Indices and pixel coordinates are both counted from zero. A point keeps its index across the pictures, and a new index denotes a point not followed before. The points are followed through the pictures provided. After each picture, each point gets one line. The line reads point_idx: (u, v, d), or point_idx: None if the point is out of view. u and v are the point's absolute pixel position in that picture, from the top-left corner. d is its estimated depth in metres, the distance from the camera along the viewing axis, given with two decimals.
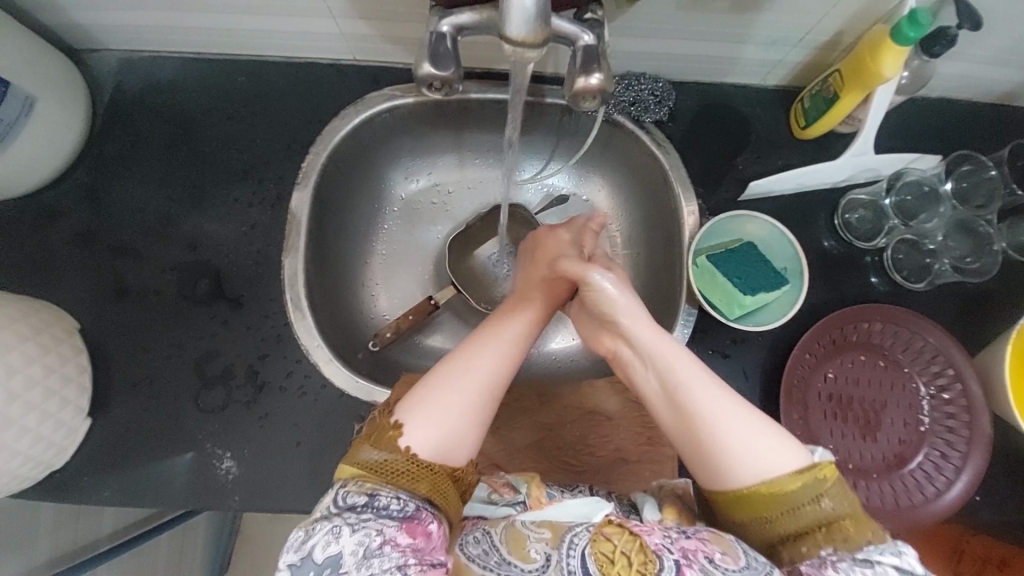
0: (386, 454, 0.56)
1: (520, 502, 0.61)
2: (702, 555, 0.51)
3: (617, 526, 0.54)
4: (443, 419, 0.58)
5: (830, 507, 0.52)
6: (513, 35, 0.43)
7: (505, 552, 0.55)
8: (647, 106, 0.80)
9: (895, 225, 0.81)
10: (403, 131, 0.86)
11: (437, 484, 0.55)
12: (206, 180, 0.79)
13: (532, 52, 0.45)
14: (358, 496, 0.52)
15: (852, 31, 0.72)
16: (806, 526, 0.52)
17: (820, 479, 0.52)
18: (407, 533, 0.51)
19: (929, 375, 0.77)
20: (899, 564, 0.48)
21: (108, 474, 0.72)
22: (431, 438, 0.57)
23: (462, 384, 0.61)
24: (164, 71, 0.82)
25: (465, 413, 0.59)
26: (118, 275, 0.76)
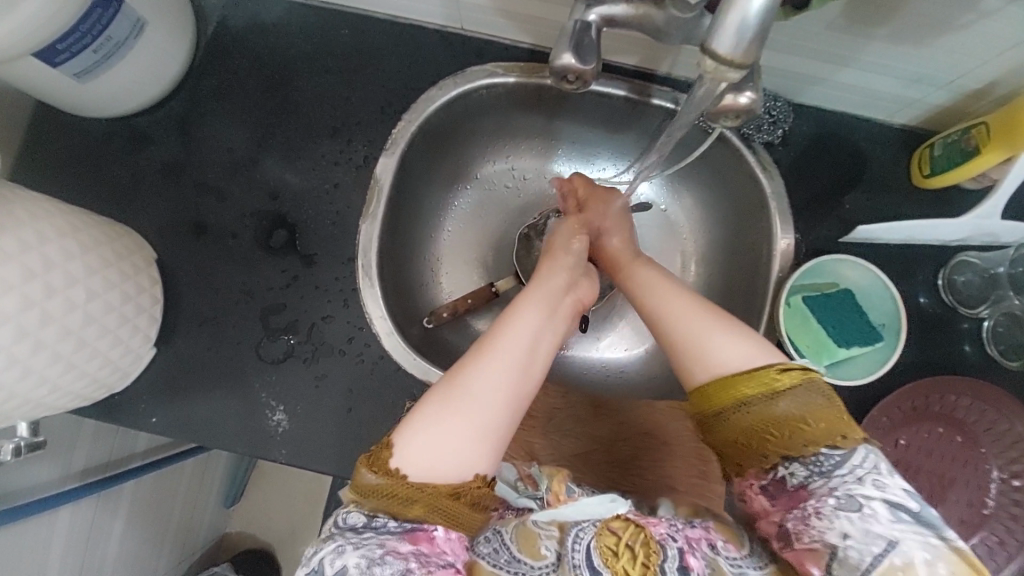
0: (383, 478, 0.53)
1: (540, 497, 0.59)
2: (705, 543, 0.51)
3: (624, 521, 0.52)
4: (440, 444, 0.54)
5: (789, 408, 0.53)
6: (723, 51, 0.41)
7: (514, 549, 0.52)
8: (761, 126, 0.77)
9: (1005, 296, 0.75)
10: (497, 110, 0.83)
11: (433, 502, 0.53)
12: (295, 131, 0.78)
13: (736, 72, 0.43)
14: (357, 516, 0.52)
15: (1010, 82, 0.65)
16: (762, 423, 0.54)
17: (777, 377, 0.54)
18: (410, 541, 0.51)
19: (1004, 458, 0.71)
20: (884, 497, 0.47)
21: (163, 405, 0.73)
22: (425, 462, 0.54)
23: (462, 405, 0.56)
24: (270, 13, 0.81)
25: (465, 439, 0.55)
26: (197, 212, 0.76)
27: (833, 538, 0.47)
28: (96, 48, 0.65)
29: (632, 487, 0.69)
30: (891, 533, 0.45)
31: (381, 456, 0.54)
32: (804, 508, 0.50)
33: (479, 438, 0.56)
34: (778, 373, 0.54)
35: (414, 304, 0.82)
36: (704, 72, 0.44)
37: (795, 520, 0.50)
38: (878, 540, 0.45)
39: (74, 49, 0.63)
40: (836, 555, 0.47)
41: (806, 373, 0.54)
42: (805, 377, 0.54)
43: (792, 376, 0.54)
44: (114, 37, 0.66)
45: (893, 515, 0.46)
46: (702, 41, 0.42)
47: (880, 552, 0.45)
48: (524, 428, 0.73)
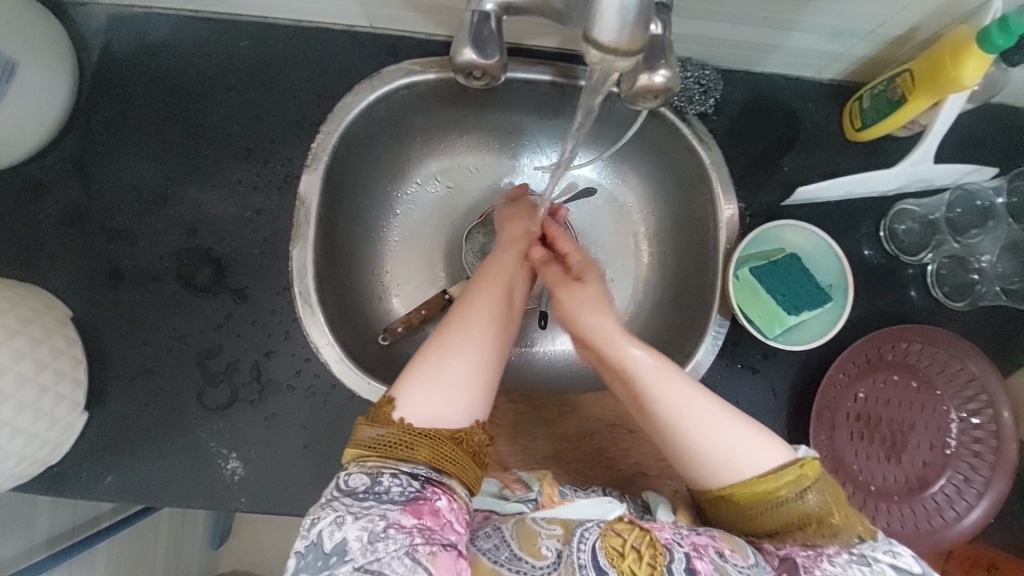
0: (384, 430, 0.50)
1: (531, 499, 0.59)
2: (713, 550, 0.50)
3: (628, 522, 0.51)
4: (443, 389, 0.53)
5: (817, 502, 0.51)
6: (608, 39, 0.38)
7: (516, 546, 0.51)
8: (692, 96, 0.75)
9: (944, 241, 0.76)
10: (421, 110, 0.78)
11: (438, 449, 0.50)
12: (206, 158, 0.73)
13: (626, 60, 0.40)
14: (360, 479, 0.48)
15: (928, 26, 0.64)
16: (789, 517, 0.51)
17: (802, 477, 0.51)
18: (412, 514, 0.47)
19: (960, 398, 0.73)
20: (895, 562, 0.48)
21: (108, 470, 0.69)
22: (431, 408, 0.52)
23: (463, 345, 0.55)
24: (159, 32, 0.74)
25: (470, 373, 0.54)
26: (111, 258, 0.71)
27: None
28: None
29: (607, 479, 0.71)
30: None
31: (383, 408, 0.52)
32: (818, 551, 0.50)
33: (481, 378, 0.55)
34: (793, 478, 0.51)
35: (364, 324, 0.79)
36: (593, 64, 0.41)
37: (808, 558, 0.49)
38: None
39: None
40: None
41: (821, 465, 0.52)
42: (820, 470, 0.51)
43: (814, 470, 0.51)
44: None
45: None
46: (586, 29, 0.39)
47: None
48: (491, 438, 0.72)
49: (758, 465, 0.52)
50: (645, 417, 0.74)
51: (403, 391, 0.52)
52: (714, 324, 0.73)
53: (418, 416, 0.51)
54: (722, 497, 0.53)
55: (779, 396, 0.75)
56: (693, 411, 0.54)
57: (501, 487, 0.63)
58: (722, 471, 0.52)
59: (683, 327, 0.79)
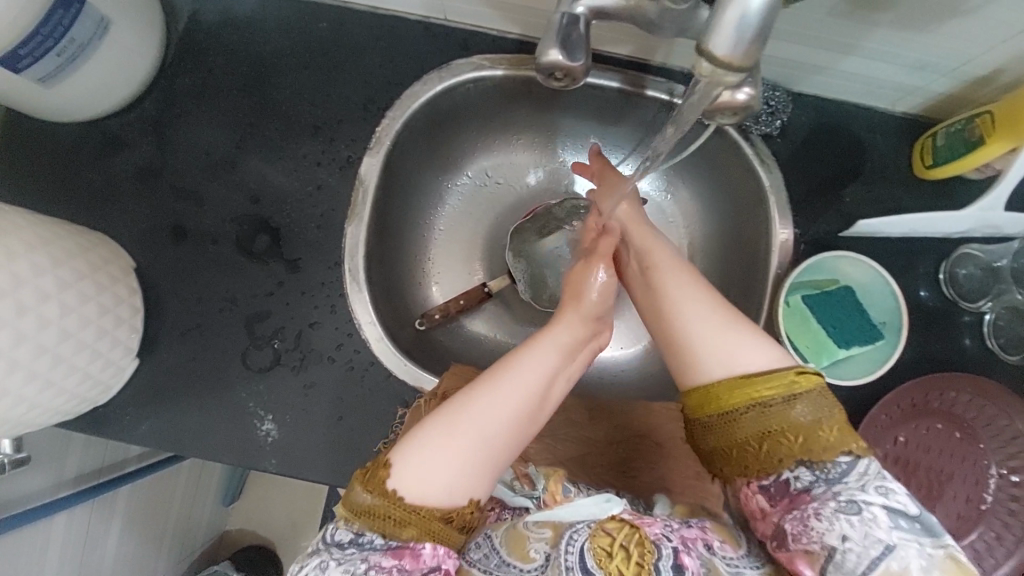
0: (372, 497, 0.50)
1: (535, 496, 0.59)
2: (701, 543, 0.51)
3: (619, 521, 0.51)
4: (440, 470, 0.51)
5: (805, 412, 0.50)
6: (720, 53, 0.38)
7: (504, 552, 0.52)
8: (759, 117, 0.73)
9: (1007, 291, 0.74)
10: (485, 104, 0.79)
11: (423, 526, 0.50)
12: (275, 130, 0.75)
13: (736, 76, 0.40)
14: (343, 533, 0.51)
15: (1018, 69, 0.62)
16: (774, 427, 0.50)
17: (796, 383, 0.51)
18: (392, 557, 0.49)
19: (1004, 455, 0.71)
20: (886, 503, 0.46)
21: (149, 416, 0.72)
22: (422, 488, 0.50)
23: (472, 431, 0.52)
24: (244, 5, 0.77)
25: (471, 462, 0.51)
26: (176, 216, 0.74)
27: (829, 540, 0.47)
28: (59, 52, 0.62)
29: (628, 487, 0.70)
30: (890, 539, 0.45)
31: (379, 473, 0.51)
32: (805, 509, 0.49)
33: (482, 466, 0.52)
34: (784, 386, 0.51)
35: (403, 307, 0.80)
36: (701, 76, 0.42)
37: (795, 522, 0.49)
38: (877, 543, 0.45)
39: (36, 53, 0.60)
40: (832, 557, 0.47)
41: (817, 379, 0.52)
42: (813, 380, 0.51)
43: (808, 380, 0.51)
44: (77, 39, 0.62)
45: (893, 521, 0.46)
46: (697, 41, 0.40)
47: (877, 556, 0.45)
48: None
49: (749, 364, 0.52)
50: (673, 432, 0.74)
51: (400, 462, 0.51)
52: None
53: (410, 491, 0.50)
54: (706, 393, 0.53)
55: None
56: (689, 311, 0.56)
57: (513, 479, 0.62)
58: (712, 369, 0.53)
59: None
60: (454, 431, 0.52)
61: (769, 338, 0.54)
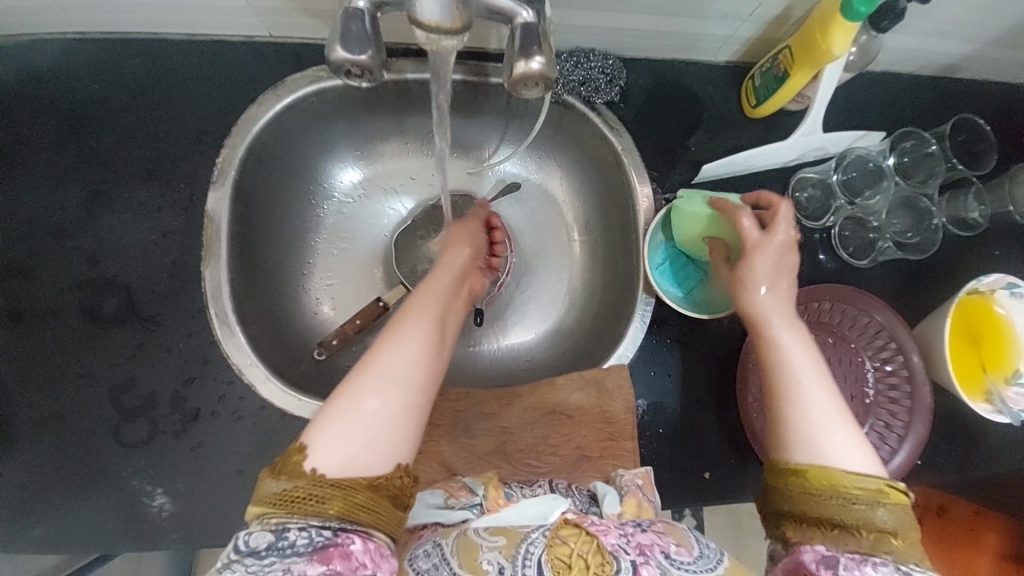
0: (290, 483, 0.43)
1: (477, 504, 0.57)
2: (658, 550, 0.50)
3: (574, 528, 0.51)
4: (355, 422, 0.45)
5: (886, 519, 0.48)
6: (424, 20, 0.42)
7: (454, 564, 0.49)
8: (597, 86, 0.76)
9: (842, 204, 0.81)
10: (335, 117, 0.76)
11: (354, 500, 0.43)
12: (106, 184, 0.69)
13: (451, 39, 0.44)
14: (261, 536, 0.41)
15: (802, 5, 0.69)
16: (852, 519, 0.48)
17: (884, 492, 0.48)
18: (320, 564, 0.40)
19: (873, 349, 0.78)
20: None
21: (19, 524, 0.64)
22: (342, 449, 0.44)
23: (387, 381, 0.47)
24: (40, 56, 0.70)
25: (390, 409, 0.46)
26: (7, 298, 0.66)
27: None
28: None
29: (553, 467, 0.74)
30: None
31: (291, 455, 0.44)
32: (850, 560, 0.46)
33: (403, 413, 0.47)
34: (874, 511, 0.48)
35: (295, 342, 0.76)
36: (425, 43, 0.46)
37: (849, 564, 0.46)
38: None
39: None
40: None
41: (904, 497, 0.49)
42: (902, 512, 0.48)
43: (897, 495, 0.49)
44: None
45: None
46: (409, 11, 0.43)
47: None
48: (431, 439, 0.73)
49: (844, 460, 0.50)
50: (583, 402, 0.75)
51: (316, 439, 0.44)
52: (640, 303, 0.75)
53: (331, 464, 0.44)
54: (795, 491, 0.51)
55: (709, 367, 0.78)
56: (807, 370, 0.54)
57: (445, 497, 0.59)
58: (800, 450, 0.51)
59: (612, 308, 0.80)
60: (365, 381, 0.47)
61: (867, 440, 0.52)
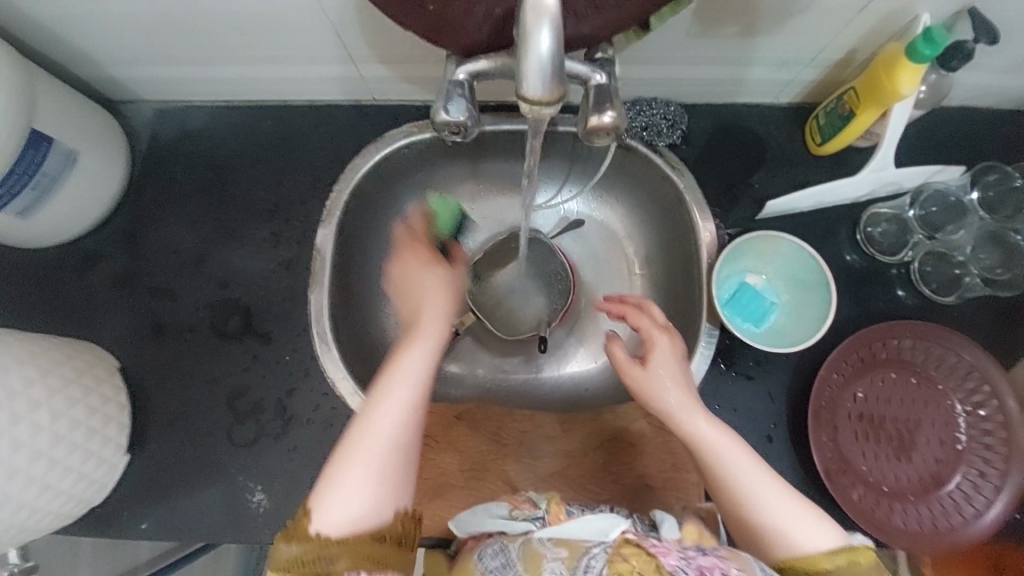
0: (298, 547, 0.51)
1: (539, 517, 0.60)
2: (719, 573, 0.49)
3: (635, 546, 0.52)
4: (357, 488, 0.54)
5: None
6: (532, 95, 0.42)
7: (519, 568, 0.54)
8: (659, 130, 0.82)
9: (920, 239, 0.79)
10: (421, 164, 0.86)
11: (364, 550, 0.52)
12: (236, 221, 0.83)
13: (550, 109, 0.44)
14: None
15: (864, 48, 0.71)
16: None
17: (852, 560, 0.53)
18: None
19: (963, 392, 0.74)
20: None
21: (144, 507, 0.75)
22: (342, 510, 0.53)
23: (368, 446, 0.55)
24: (196, 119, 0.87)
25: (380, 472, 0.55)
26: (154, 314, 0.80)
27: None
28: (34, 185, 0.70)
29: (614, 494, 0.74)
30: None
31: (301, 524, 0.53)
32: None
33: (389, 464, 0.55)
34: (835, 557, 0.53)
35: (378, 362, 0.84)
36: (526, 112, 0.46)
37: None
38: None
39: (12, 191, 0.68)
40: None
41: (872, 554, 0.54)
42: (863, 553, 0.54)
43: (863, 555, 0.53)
44: (50, 172, 0.71)
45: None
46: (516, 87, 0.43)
47: None
48: (497, 457, 0.76)
49: (808, 542, 0.55)
50: (644, 429, 0.77)
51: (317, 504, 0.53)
52: (705, 333, 0.76)
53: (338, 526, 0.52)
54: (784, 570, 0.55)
55: (778, 403, 0.77)
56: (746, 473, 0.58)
57: (510, 508, 0.63)
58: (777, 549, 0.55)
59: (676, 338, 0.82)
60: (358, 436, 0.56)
61: (823, 514, 0.57)
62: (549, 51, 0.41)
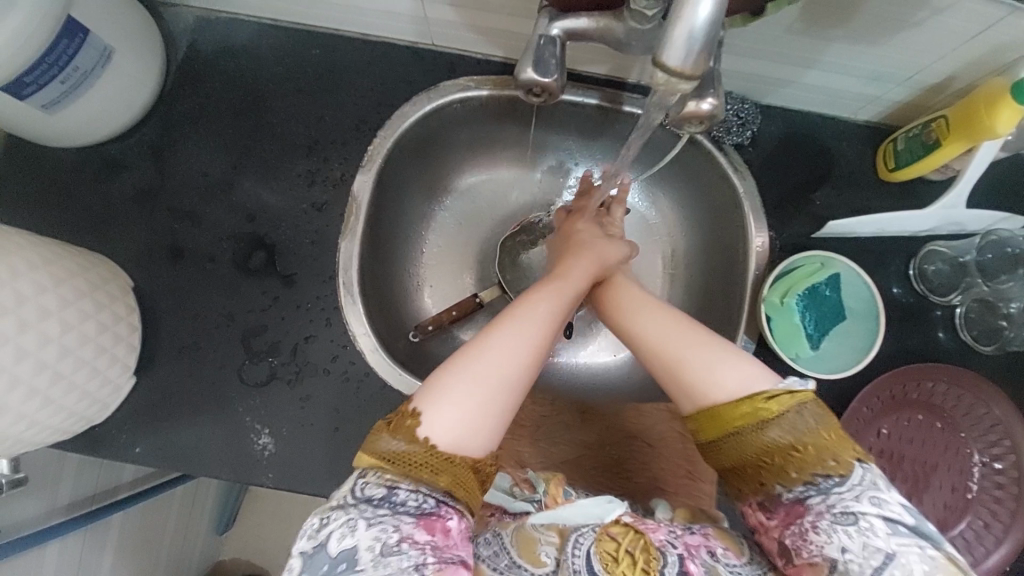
0: (406, 445, 0.50)
1: (535, 500, 0.58)
2: (704, 550, 0.52)
3: (624, 526, 0.52)
4: (465, 400, 0.52)
5: (778, 436, 0.50)
6: (673, 64, 0.38)
7: (514, 553, 0.52)
8: (730, 128, 0.78)
9: (976, 284, 0.77)
10: (472, 123, 0.82)
11: (456, 474, 0.50)
12: (270, 152, 0.78)
13: (687, 84, 0.40)
14: (376, 488, 0.48)
15: (965, 76, 0.67)
16: (753, 451, 0.51)
17: (763, 407, 0.51)
18: (425, 529, 0.47)
19: (984, 443, 0.73)
20: (882, 514, 0.46)
21: (145, 431, 0.73)
22: (451, 424, 0.51)
23: (486, 365, 0.53)
24: (241, 35, 0.81)
25: (487, 402, 0.52)
26: (175, 237, 0.76)
27: (829, 554, 0.47)
28: (63, 79, 0.64)
29: (624, 489, 0.73)
30: (889, 546, 0.45)
31: (406, 422, 0.51)
32: (801, 524, 0.49)
33: (497, 402, 0.53)
34: (764, 403, 0.51)
35: (397, 322, 0.81)
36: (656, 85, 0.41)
37: (794, 536, 0.49)
38: (876, 553, 0.45)
39: (40, 82, 0.62)
40: (836, 569, 0.46)
41: (792, 398, 0.51)
42: (799, 400, 0.51)
43: (779, 403, 0.51)
44: (81, 66, 0.66)
45: (891, 528, 0.46)
46: (652, 54, 0.39)
47: (880, 565, 0.45)
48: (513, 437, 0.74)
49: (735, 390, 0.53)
50: (663, 432, 0.76)
51: (426, 408, 0.51)
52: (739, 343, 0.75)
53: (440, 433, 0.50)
54: (697, 421, 0.54)
55: None
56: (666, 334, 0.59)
57: (512, 484, 0.61)
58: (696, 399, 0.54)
59: None
60: (465, 366, 0.53)
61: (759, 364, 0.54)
62: (706, 20, 0.37)
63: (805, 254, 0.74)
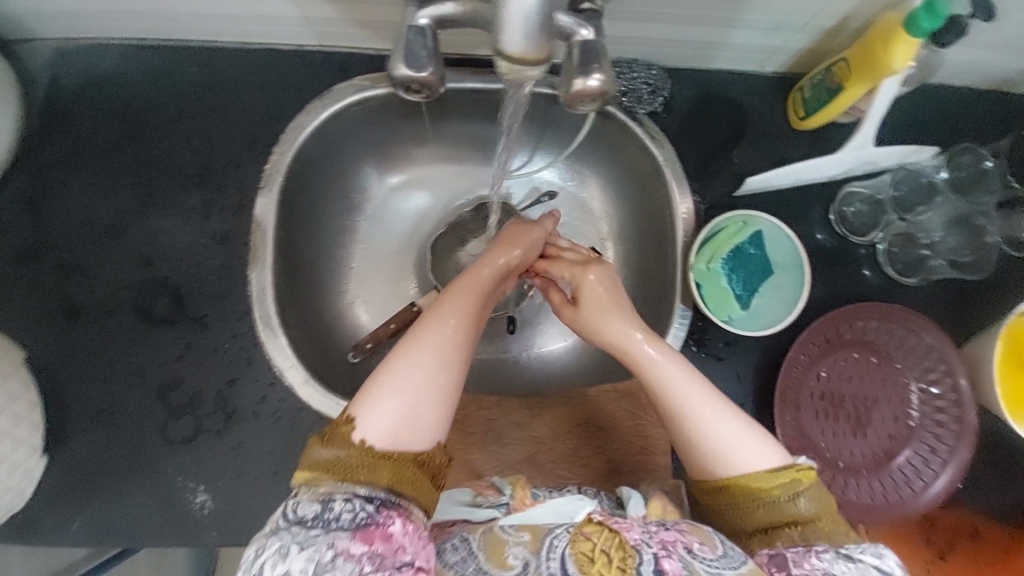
0: (340, 452, 0.46)
1: (503, 504, 0.56)
2: (681, 546, 0.49)
3: (597, 525, 0.49)
4: (401, 394, 0.49)
5: (806, 507, 0.52)
6: None
7: (482, 559, 0.49)
8: (640, 96, 0.76)
9: (893, 220, 0.79)
10: (377, 125, 0.77)
11: (399, 470, 0.47)
12: (159, 186, 0.72)
13: None
14: (308, 507, 0.44)
15: (858, 15, 0.66)
16: (778, 517, 0.52)
17: (798, 480, 0.52)
18: (363, 541, 0.43)
19: (920, 372, 0.75)
20: (880, 564, 0.48)
21: (69, 510, 0.67)
22: (390, 421, 0.48)
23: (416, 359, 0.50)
24: (104, 62, 0.73)
25: (427, 394, 0.49)
26: (66, 295, 0.69)
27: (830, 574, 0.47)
28: None
29: (581, 478, 0.73)
30: None
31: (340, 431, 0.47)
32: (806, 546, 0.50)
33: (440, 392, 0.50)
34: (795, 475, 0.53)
35: (331, 346, 0.77)
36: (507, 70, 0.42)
37: (796, 552, 0.50)
38: None
39: None
40: None
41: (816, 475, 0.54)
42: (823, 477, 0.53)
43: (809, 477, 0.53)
44: None
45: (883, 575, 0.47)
46: None
47: None
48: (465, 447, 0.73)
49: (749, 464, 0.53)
50: (616, 414, 0.76)
51: (360, 411, 0.48)
52: (677, 313, 0.75)
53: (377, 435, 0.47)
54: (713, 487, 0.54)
55: (744, 384, 0.77)
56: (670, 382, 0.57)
57: (474, 495, 0.59)
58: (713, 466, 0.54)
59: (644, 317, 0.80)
60: (395, 361, 0.50)
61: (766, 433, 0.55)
62: None
63: (727, 214, 0.74)
